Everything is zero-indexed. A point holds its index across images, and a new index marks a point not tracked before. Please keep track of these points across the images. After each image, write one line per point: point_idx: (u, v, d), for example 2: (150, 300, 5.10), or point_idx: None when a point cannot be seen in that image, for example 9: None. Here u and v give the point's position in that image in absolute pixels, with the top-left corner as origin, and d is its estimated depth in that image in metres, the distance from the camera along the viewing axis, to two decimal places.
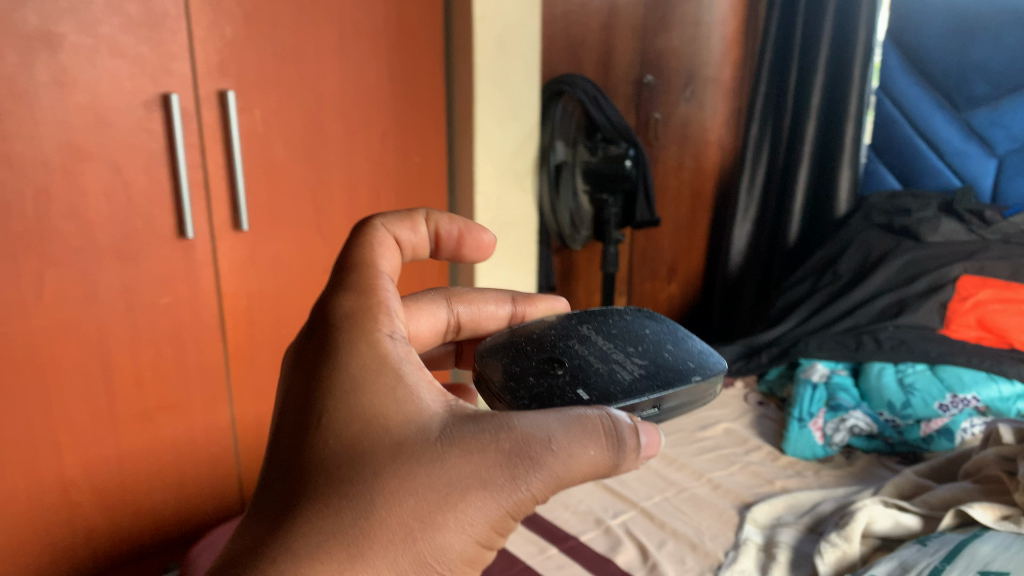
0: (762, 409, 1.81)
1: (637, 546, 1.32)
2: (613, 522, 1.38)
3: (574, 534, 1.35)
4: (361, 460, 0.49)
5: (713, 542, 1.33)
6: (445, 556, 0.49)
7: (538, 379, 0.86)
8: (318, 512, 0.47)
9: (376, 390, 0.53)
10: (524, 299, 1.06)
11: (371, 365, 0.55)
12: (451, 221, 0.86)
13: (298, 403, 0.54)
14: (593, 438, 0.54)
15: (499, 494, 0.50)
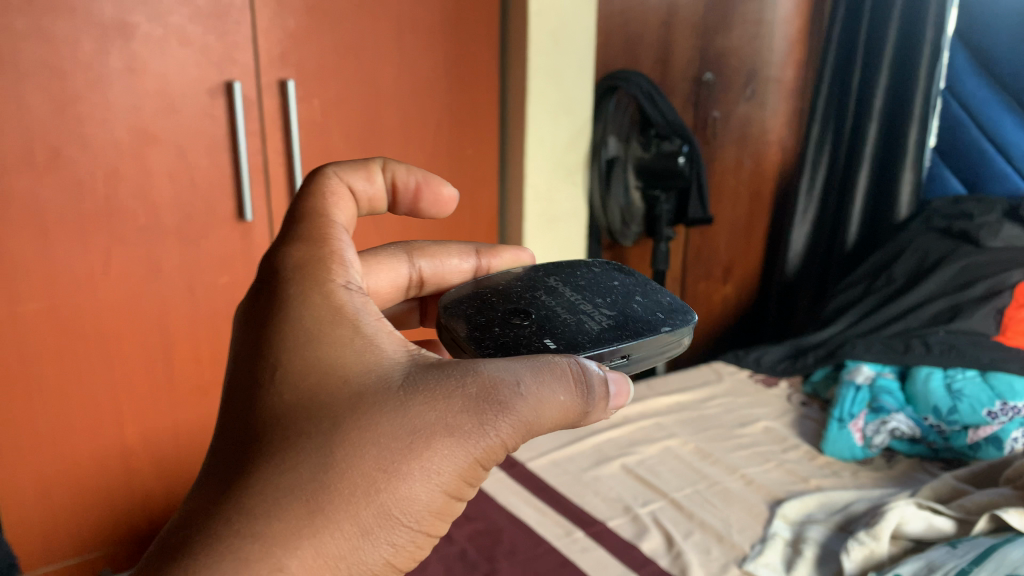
0: (804, 410, 1.78)
1: (663, 535, 1.33)
2: (641, 510, 1.40)
3: (601, 520, 1.37)
4: (329, 418, 0.63)
5: (741, 534, 1.33)
6: (421, 482, 0.64)
7: (506, 329, 0.99)
8: (316, 447, 0.61)
9: (355, 349, 0.68)
10: (489, 252, 1.17)
11: (346, 328, 0.70)
12: (408, 173, 0.95)
13: (288, 359, 0.68)
14: (556, 385, 0.69)
15: (466, 436, 0.65)
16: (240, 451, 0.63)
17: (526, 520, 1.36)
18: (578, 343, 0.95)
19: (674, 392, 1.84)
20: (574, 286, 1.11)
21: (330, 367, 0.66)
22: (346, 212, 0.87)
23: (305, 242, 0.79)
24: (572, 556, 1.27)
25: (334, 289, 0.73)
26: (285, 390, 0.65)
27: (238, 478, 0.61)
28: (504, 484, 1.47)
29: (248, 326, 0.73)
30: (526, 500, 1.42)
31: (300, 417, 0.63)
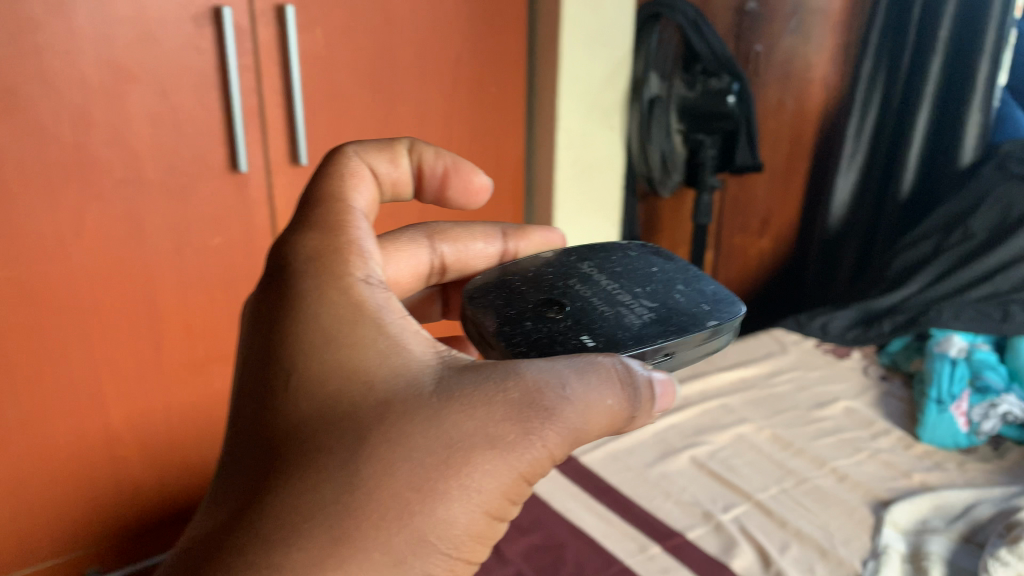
0: (886, 385, 1.58)
1: (754, 549, 1.12)
2: (725, 517, 1.18)
3: (679, 531, 1.15)
4: (352, 430, 0.55)
5: (846, 547, 1.12)
6: (464, 510, 0.55)
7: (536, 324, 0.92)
8: (337, 466, 0.53)
9: (375, 350, 0.60)
10: (514, 234, 1.08)
11: (367, 327, 0.61)
12: (436, 157, 0.84)
13: (299, 362, 0.59)
14: (609, 390, 0.61)
15: (511, 449, 0.57)
16: (250, 471, 0.55)
17: (590, 532, 1.14)
18: (624, 337, 0.91)
19: (737, 366, 1.61)
20: (611, 272, 1.05)
21: (351, 371, 0.58)
22: (366, 194, 0.77)
23: (317, 230, 0.70)
24: None
25: (351, 281, 0.65)
26: (298, 397, 0.57)
27: (252, 502, 0.53)
28: (557, 484, 1.24)
29: (254, 320, 0.65)
30: (587, 506, 1.20)
31: (318, 430, 0.55)
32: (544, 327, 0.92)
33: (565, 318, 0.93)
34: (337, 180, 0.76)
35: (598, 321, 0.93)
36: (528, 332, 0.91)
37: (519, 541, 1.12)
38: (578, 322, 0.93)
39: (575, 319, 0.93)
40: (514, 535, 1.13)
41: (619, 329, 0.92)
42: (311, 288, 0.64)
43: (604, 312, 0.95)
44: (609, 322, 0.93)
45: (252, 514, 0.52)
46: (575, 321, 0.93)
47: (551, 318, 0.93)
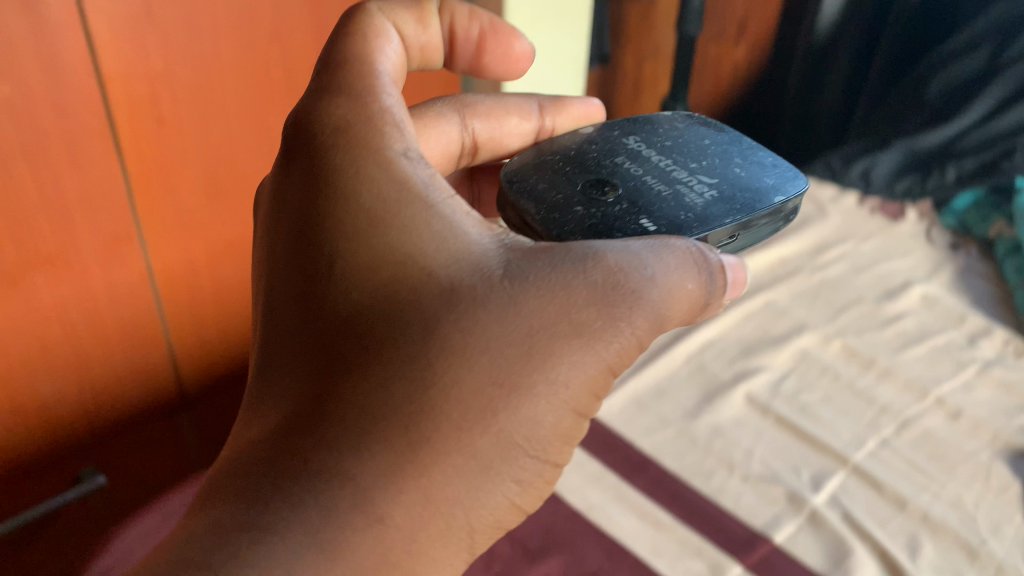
0: (960, 257, 1.20)
1: (876, 555, 0.76)
2: (820, 501, 0.81)
3: (763, 533, 0.78)
4: (414, 321, 0.44)
5: (1000, 542, 0.78)
6: (544, 423, 0.45)
7: (586, 213, 0.61)
8: (394, 376, 0.43)
9: (421, 225, 0.47)
10: (555, 106, 0.79)
11: (405, 199, 0.48)
12: (470, 17, 0.66)
13: (330, 240, 0.47)
14: (689, 271, 0.50)
15: (597, 344, 0.46)
16: (298, 374, 0.45)
17: (636, 552, 0.77)
18: (692, 217, 0.61)
19: (771, 240, 1.21)
20: (658, 141, 0.70)
21: (402, 253, 0.46)
22: (393, 55, 0.57)
23: (333, 90, 0.52)
24: None
25: (384, 144, 0.50)
26: (347, 287, 0.45)
27: (304, 415, 0.43)
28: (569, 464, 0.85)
29: (277, 203, 0.52)
30: (622, 502, 0.82)
31: (372, 327, 0.44)
32: (588, 213, 0.61)
33: (616, 198, 0.63)
34: (356, 41, 0.55)
35: (655, 199, 0.62)
36: (567, 224, 0.60)
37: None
38: (630, 203, 0.62)
39: (626, 199, 0.62)
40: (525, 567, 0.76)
41: (678, 207, 0.62)
42: (344, 162, 0.49)
43: (663, 189, 0.64)
44: (664, 204, 0.62)
45: (299, 431, 0.43)
46: (629, 202, 0.62)
47: (595, 199, 0.62)
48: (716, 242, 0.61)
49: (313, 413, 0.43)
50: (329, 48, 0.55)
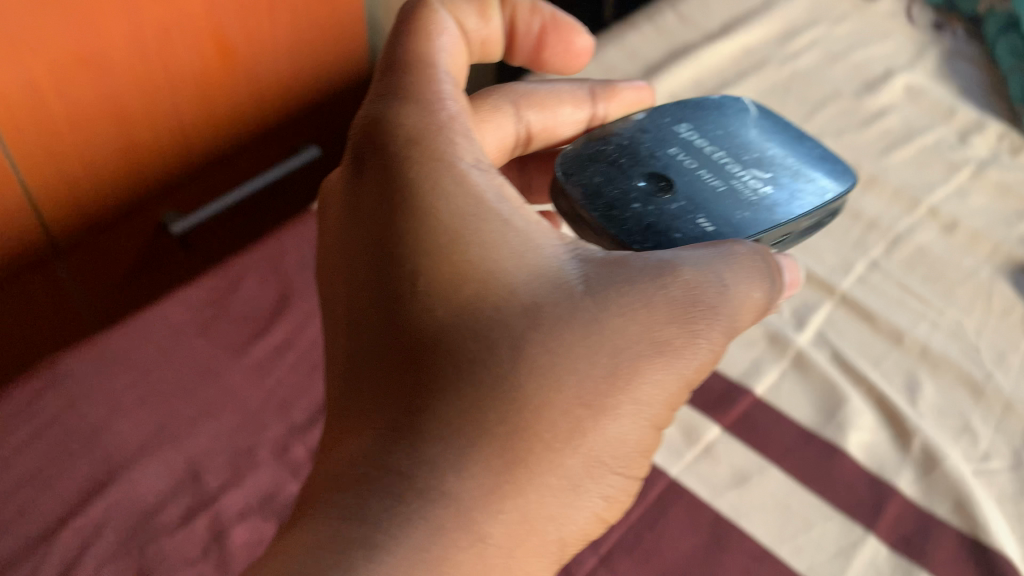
0: (945, 39, 1.04)
1: (870, 402, 0.66)
2: (805, 340, 0.70)
3: (742, 384, 0.67)
4: (500, 339, 0.39)
5: (1007, 375, 0.68)
6: (626, 443, 0.41)
7: (641, 213, 0.55)
8: (472, 388, 0.38)
9: (494, 240, 0.42)
10: (608, 90, 0.69)
11: (474, 209, 0.43)
12: (532, 11, 0.59)
13: (402, 254, 0.41)
14: (756, 278, 0.46)
15: (679, 360, 0.42)
16: (376, 392, 0.40)
17: None
18: (757, 212, 0.56)
19: (733, 27, 1.03)
20: (711, 129, 0.63)
21: (480, 267, 0.41)
22: (456, 52, 0.51)
23: (402, 96, 0.47)
24: (736, 519, 0.59)
25: (450, 152, 0.45)
26: (428, 305, 0.40)
27: (382, 436, 0.38)
28: None
29: (344, 209, 0.46)
30: None
31: (454, 347, 0.39)
32: (647, 209, 0.56)
33: (672, 193, 0.57)
34: (411, 31, 0.50)
35: (716, 194, 0.57)
36: (628, 225, 0.55)
37: None
38: (690, 198, 0.57)
39: (683, 194, 0.57)
40: None
41: (738, 201, 0.57)
42: (417, 173, 0.44)
43: (718, 182, 0.58)
44: (723, 200, 0.56)
45: (377, 455, 0.38)
46: (687, 196, 0.57)
47: (654, 195, 0.57)
48: (770, 242, 0.57)
49: (393, 445, 0.38)
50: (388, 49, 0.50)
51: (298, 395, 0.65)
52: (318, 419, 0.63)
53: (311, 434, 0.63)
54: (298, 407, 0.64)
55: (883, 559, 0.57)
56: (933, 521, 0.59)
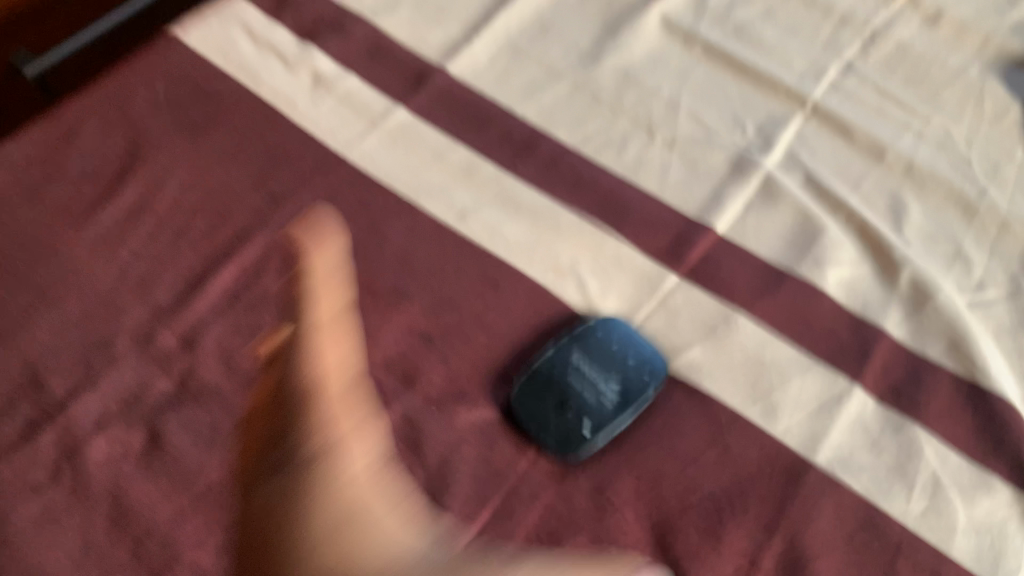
0: None
1: (849, 231, 0.58)
2: (772, 165, 0.61)
3: (704, 221, 0.58)
4: (335, 529, 0.39)
5: (1003, 189, 0.59)
6: None
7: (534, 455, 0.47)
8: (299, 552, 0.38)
9: (361, 518, 0.39)
10: None
11: (345, 522, 0.39)
12: None
13: (279, 485, 0.42)
14: None
15: None
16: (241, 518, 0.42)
17: (530, 277, 0.54)
18: (643, 374, 0.48)
19: None
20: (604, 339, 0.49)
21: (346, 533, 0.39)
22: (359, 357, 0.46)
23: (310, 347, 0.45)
24: (698, 381, 0.50)
25: (334, 433, 0.42)
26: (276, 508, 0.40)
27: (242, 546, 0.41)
28: (423, 154, 0.59)
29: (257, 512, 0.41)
30: (504, 203, 0.57)
31: (273, 535, 0.40)
32: (557, 368, 0.48)
33: (574, 350, 0.49)
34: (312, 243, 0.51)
35: (612, 353, 0.49)
36: (530, 385, 0.48)
37: (391, 332, 0.51)
38: (588, 362, 0.49)
39: (585, 351, 0.49)
40: (372, 316, 0.51)
41: (629, 360, 0.49)
42: (296, 437, 0.41)
43: (619, 337, 0.49)
44: (620, 368, 0.48)
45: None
46: (591, 361, 0.49)
47: (565, 346, 0.49)
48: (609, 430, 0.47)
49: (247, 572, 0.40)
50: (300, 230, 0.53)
51: (160, 269, 0.52)
52: (189, 297, 0.51)
53: (182, 316, 0.50)
54: (163, 284, 0.51)
55: (870, 413, 0.50)
56: (925, 365, 0.52)
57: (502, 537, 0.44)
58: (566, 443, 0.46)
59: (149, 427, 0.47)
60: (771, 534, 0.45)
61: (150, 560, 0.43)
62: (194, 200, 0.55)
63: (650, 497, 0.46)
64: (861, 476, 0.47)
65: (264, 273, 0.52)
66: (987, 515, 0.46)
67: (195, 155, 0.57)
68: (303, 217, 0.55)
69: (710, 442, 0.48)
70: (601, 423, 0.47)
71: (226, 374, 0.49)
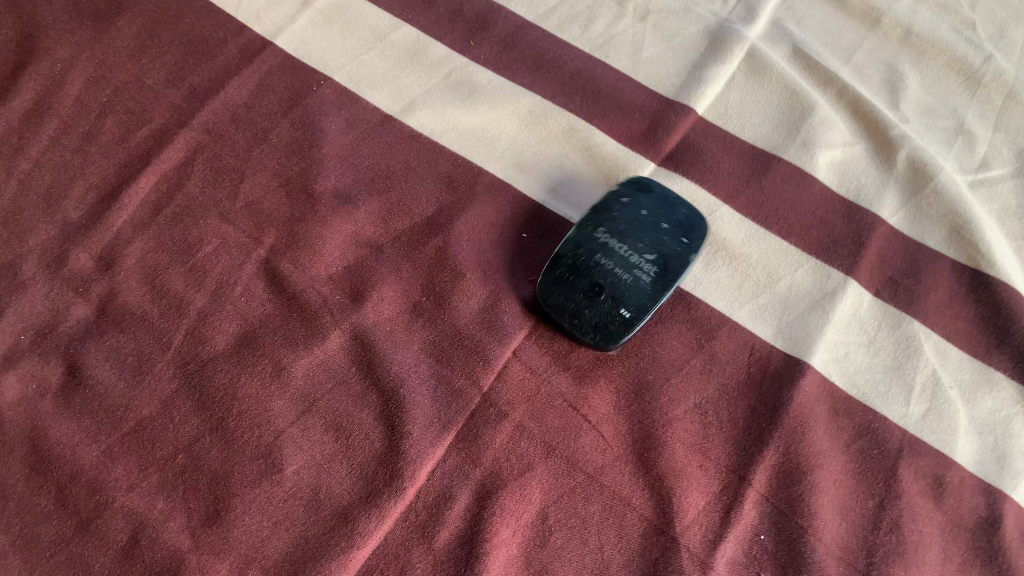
0: None
1: (841, 108, 0.53)
2: (756, 36, 0.55)
3: (681, 100, 0.52)
4: (299, 495, 0.39)
5: (1010, 54, 0.54)
6: None
7: (591, 324, 0.43)
8: (264, 506, 0.39)
9: (330, 480, 0.40)
10: None
11: (320, 494, 0.39)
12: None
13: (226, 442, 0.40)
14: None
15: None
16: (172, 450, 0.40)
17: (489, 172, 0.48)
18: (679, 240, 0.44)
19: None
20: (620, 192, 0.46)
21: (317, 502, 0.39)
22: (321, 275, 0.44)
23: (272, 285, 0.44)
24: (680, 282, 0.46)
25: (293, 380, 0.42)
26: (230, 458, 0.40)
27: (172, 485, 0.39)
28: (364, 37, 0.53)
29: (186, 473, 0.39)
30: (458, 89, 0.51)
31: (230, 488, 0.39)
32: (583, 250, 0.44)
33: (601, 229, 0.44)
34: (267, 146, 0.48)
35: (641, 223, 0.45)
36: (560, 271, 0.44)
37: (334, 241, 0.45)
38: (617, 238, 0.44)
39: (610, 227, 0.45)
40: (312, 223, 0.45)
41: (662, 225, 0.45)
42: (251, 404, 0.41)
43: (637, 201, 0.46)
44: (648, 231, 0.44)
45: (168, 539, 0.38)
46: (620, 238, 0.44)
47: (586, 227, 0.45)
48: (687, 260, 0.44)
49: (188, 519, 0.38)
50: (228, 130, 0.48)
51: (67, 179, 0.45)
52: (103, 210, 0.45)
53: (98, 233, 0.44)
54: (73, 197, 0.45)
55: (867, 309, 0.46)
56: (924, 254, 0.48)
57: (470, 462, 0.40)
58: (601, 327, 0.42)
59: (68, 360, 0.41)
60: (763, 445, 0.42)
61: (77, 507, 0.38)
62: (102, 98, 0.48)
63: (631, 412, 0.43)
64: (858, 379, 0.44)
65: (188, 179, 0.46)
66: (991, 413, 0.44)
67: (99, 45, 0.50)
68: (229, 114, 0.48)
69: (696, 350, 0.44)
70: (640, 298, 0.43)
71: (152, 296, 0.43)
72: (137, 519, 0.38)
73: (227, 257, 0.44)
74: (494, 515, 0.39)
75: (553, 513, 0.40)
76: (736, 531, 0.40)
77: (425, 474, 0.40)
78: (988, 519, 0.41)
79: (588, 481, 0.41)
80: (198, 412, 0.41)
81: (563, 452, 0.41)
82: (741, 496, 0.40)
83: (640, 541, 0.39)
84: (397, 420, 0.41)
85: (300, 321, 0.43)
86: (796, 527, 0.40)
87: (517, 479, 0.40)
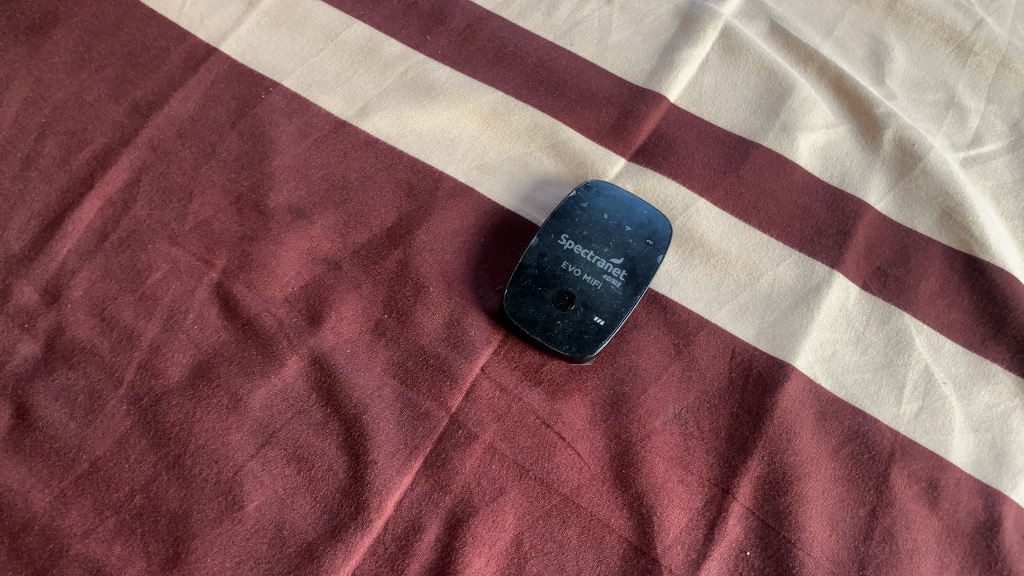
0: None
1: (822, 87, 0.51)
2: (729, 13, 0.53)
3: (652, 88, 0.50)
4: (260, 533, 0.36)
5: (1001, 21, 0.52)
6: None
7: (565, 334, 0.40)
8: (225, 546, 0.36)
9: (292, 516, 0.37)
10: None
11: (282, 530, 0.37)
12: None
13: (184, 479, 0.37)
14: None
15: None
16: (127, 492, 0.36)
17: (451, 177, 0.46)
18: (645, 241, 0.43)
19: None
20: (583, 195, 0.44)
21: (280, 540, 0.36)
22: (278, 296, 0.42)
23: (227, 309, 0.41)
24: (656, 285, 0.43)
25: (253, 410, 0.39)
26: (188, 497, 0.37)
27: (128, 528, 0.36)
28: (314, 36, 0.51)
29: (143, 515, 0.36)
30: (416, 89, 0.49)
31: (186, 529, 0.36)
32: (548, 259, 0.42)
33: (564, 236, 0.43)
34: (219, 160, 0.45)
35: (606, 226, 0.43)
36: (528, 283, 0.42)
37: (290, 260, 0.43)
38: (581, 244, 0.43)
39: (574, 231, 0.43)
40: (265, 241, 0.43)
41: (626, 228, 0.43)
42: (209, 437, 0.38)
43: (599, 206, 0.44)
44: (614, 234, 0.43)
45: None
46: (584, 244, 0.43)
47: (549, 232, 0.43)
48: (657, 258, 0.42)
49: (144, 563, 0.35)
50: (177, 147, 0.46)
51: (6, 207, 0.43)
52: (46, 238, 0.42)
53: (41, 264, 0.41)
54: (13, 227, 0.42)
55: (854, 303, 0.44)
56: (914, 240, 0.46)
57: (440, 489, 0.38)
58: (577, 334, 0.40)
59: (16, 402, 0.38)
60: (747, 455, 0.39)
61: (32, 558, 0.34)
62: (40, 118, 0.45)
63: (608, 426, 0.40)
64: (846, 379, 0.42)
65: (134, 201, 0.44)
66: (988, 409, 0.42)
67: (34, 62, 0.47)
68: (175, 129, 0.46)
69: (674, 356, 0.42)
70: (612, 302, 0.41)
71: (101, 328, 0.40)
72: (95, 567, 0.35)
73: (179, 284, 0.42)
74: (466, 545, 0.37)
75: (528, 539, 0.37)
76: (720, 548, 0.38)
77: (392, 505, 0.37)
78: (987, 522, 0.39)
79: (565, 503, 0.38)
80: (154, 449, 0.38)
81: (538, 473, 0.39)
82: (725, 510, 0.38)
83: (621, 564, 0.37)
84: (361, 449, 0.38)
85: (256, 347, 0.40)
86: (784, 541, 0.38)
87: (490, 505, 0.38)
